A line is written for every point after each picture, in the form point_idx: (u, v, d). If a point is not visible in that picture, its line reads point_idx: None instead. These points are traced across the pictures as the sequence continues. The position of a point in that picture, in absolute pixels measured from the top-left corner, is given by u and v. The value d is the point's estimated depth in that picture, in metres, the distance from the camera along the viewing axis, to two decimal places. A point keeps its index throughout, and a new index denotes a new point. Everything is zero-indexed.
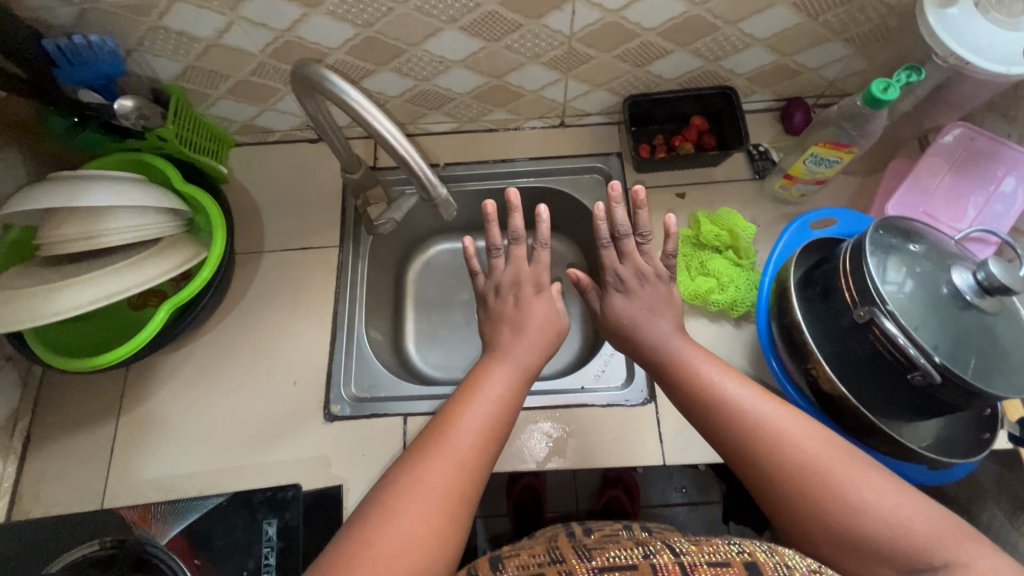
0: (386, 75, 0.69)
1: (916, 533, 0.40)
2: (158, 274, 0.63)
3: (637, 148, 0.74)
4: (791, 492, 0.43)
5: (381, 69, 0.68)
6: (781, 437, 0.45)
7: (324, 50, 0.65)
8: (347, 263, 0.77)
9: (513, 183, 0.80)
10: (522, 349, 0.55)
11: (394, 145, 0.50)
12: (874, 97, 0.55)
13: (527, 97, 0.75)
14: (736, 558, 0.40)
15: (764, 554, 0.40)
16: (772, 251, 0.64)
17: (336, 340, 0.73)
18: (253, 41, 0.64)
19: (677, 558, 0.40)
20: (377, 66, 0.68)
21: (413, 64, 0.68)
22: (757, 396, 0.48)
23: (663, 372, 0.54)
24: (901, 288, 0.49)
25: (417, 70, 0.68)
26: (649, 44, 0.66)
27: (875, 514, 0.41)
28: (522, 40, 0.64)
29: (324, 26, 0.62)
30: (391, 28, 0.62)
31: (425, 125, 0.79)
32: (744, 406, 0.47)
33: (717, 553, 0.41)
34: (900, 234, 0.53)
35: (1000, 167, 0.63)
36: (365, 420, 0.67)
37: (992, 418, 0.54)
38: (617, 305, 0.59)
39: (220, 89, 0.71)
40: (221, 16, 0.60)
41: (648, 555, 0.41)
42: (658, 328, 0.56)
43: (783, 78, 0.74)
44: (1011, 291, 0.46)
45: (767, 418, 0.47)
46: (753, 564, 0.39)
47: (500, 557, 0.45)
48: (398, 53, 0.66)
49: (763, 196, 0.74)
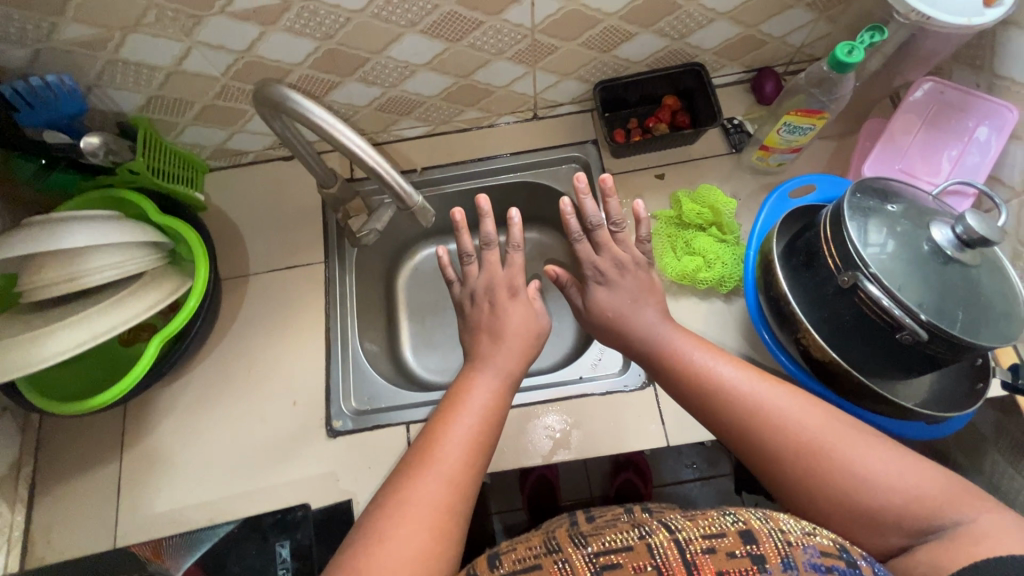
0: (352, 86, 0.69)
1: (922, 497, 0.41)
2: (145, 309, 0.63)
3: (611, 133, 0.74)
4: (791, 474, 0.44)
5: (347, 80, 0.67)
6: (774, 420, 0.46)
7: (286, 66, 0.64)
8: (334, 278, 0.77)
9: (492, 180, 0.80)
10: (505, 357, 0.55)
11: (364, 158, 0.49)
12: (839, 62, 0.54)
13: (497, 94, 0.74)
14: (730, 528, 0.41)
15: (755, 520, 0.42)
16: (755, 223, 0.64)
17: (331, 356, 0.72)
18: (214, 65, 0.63)
19: (674, 534, 0.41)
20: (342, 77, 0.67)
21: (378, 72, 0.67)
22: (747, 380, 0.48)
23: (655, 363, 0.55)
24: (883, 249, 0.49)
25: (383, 77, 0.68)
26: (612, 28, 0.66)
27: (879, 485, 0.42)
28: (485, 37, 0.64)
29: (284, 43, 0.61)
30: (351, 39, 0.62)
31: (398, 131, 0.78)
32: (736, 392, 0.48)
33: (714, 524, 0.42)
34: (876, 196, 0.53)
35: (971, 118, 0.62)
36: (368, 433, 0.67)
37: (984, 368, 0.54)
38: (600, 298, 0.59)
39: (187, 116, 0.70)
40: (178, 43, 0.60)
41: (644, 536, 0.41)
42: (647, 316, 0.57)
43: (750, 49, 0.73)
44: (990, 242, 0.46)
45: (756, 395, 0.47)
46: (747, 532, 0.40)
47: (498, 553, 0.44)
48: (361, 62, 0.65)
49: (742, 169, 0.74)
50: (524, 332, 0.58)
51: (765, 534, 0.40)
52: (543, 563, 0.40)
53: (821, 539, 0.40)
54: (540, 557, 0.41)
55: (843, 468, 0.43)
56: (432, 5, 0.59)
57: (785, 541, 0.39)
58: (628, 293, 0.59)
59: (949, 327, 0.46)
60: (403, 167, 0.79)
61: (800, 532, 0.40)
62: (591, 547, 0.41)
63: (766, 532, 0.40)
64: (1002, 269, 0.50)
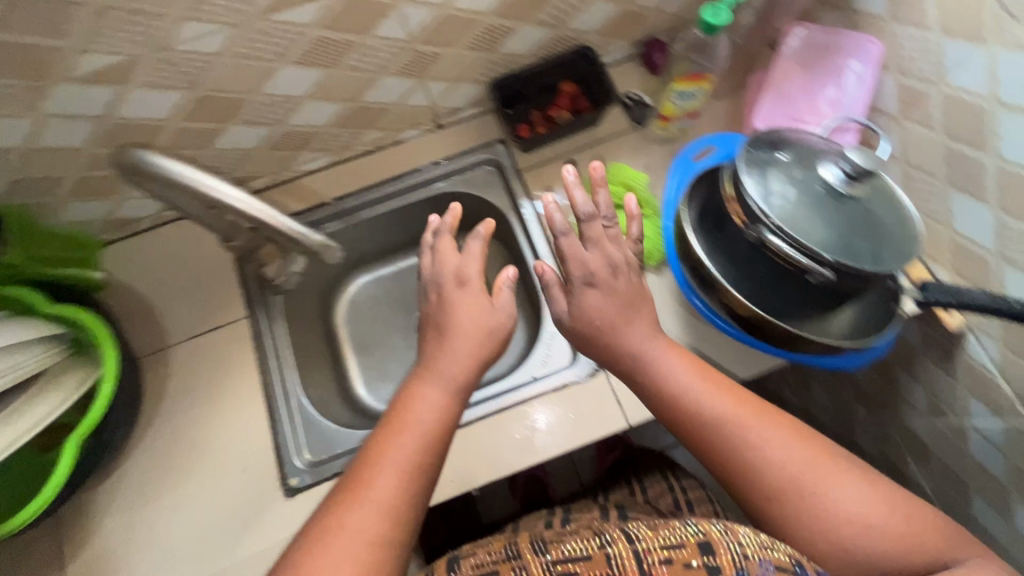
0: (236, 130, 0.65)
1: (925, 547, 0.45)
2: (55, 407, 0.59)
3: (516, 130, 0.73)
4: (798, 519, 0.47)
5: (228, 125, 0.64)
6: (782, 467, 0.48)
7: (157, 123, 0.60)
8: (263, 331, 0.73)
9: (409, 199, 0.77)
10: (449, 362, 0.54)
11: (241, 207, 0.50)
12: (707, 24, 0.61)
13: (392, 112, 0.71)
14: (689, 539, 0.45)
15: (715, 531, 0.46)
16: (671, 197, 0.65)
17: (275, 414, 0.69)
18: (75, 136, 0.58)
19: (632, 543, 0.46)
20: (222, 123, 0.63)
21: (260, 111, 0.64)
22: (755, 424, 0.50)
23: (649, 394, 0.54)
24: (784, 197, 0.51)
25: (265, 117, 0.64)
26: (491, 26, 0.65)
27: (882, 532, 0.45)
28: (362, 57, 0.62)
29: (147, 99, 0.57)
30: (220, 82, 0.58)
31: (301, 166, 0.74)
32: (745, 436, 0.50)
33: (676, 534, 0.46)
34: (769, 146, 0.54)
35: (842, 56, 0.65)
36: (328, 483, 0.65)
37: (896, 290, 0.57)
38: (589, 302, 0.56)
39: (59, 193, 0.64)
40: (25, 119, 0.55)
41: (603, 546, 0.47)
42: (637, 333, 0.55)
43: (632, 25, 0.73)
44: (873, 173, 0.49)
45: (753, 437, 0.49)
46: (705, 543, 0.45)
47: (459, 557, 0.55)
48: (238, 104, 0.62)
49: (650, 141, 0.75)
50: (481, 340, 0.55)
51: (722, 547, 0.44)
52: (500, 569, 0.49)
53: (775, 553, 0.44)
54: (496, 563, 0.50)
55: (824, 510, 0.46)
56: (298, 33, 0.56)
57: (740, 556, 0.43)
58: (614, 304, 0.56)
59: (854, 261, 0.48)
60: (315, 202, 0.75)
61: (755, 545, 0.44)
62: (549, 555, 0.48)
63: (723, 543, 0.44)
64: (894, 192, 0.53)
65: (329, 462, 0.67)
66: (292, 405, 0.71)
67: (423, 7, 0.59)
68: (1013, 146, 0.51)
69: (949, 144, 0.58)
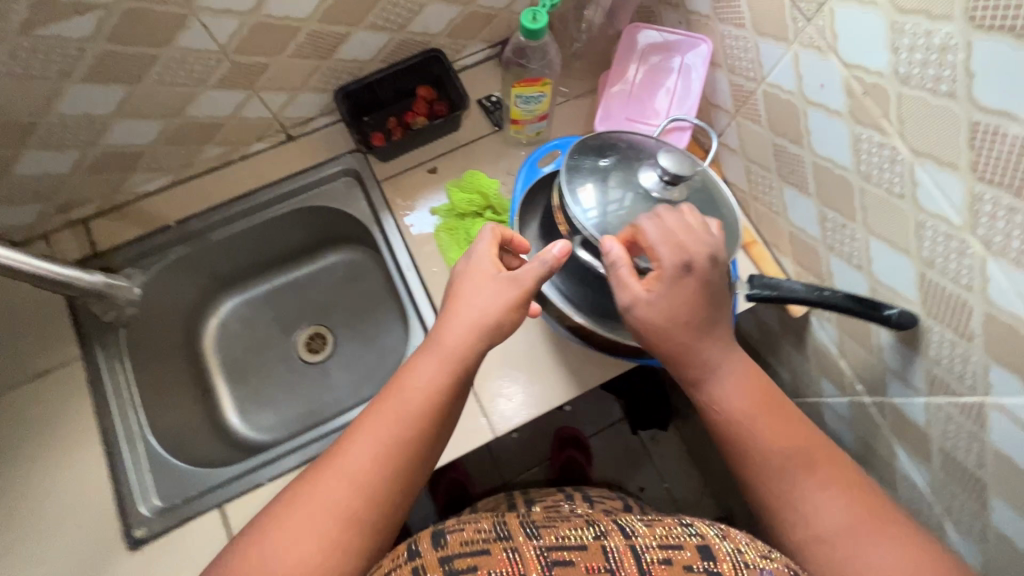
0: (38, 153, 0.67)
1: None
2: None
3: (369, 139, 0.77)
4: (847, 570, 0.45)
5: (27, 147, 0.66)
6: (820, 508, 0.47)
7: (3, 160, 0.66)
8: (100, 377, 0.72)
9: (260, 213, 0.81)
10: (452, 331, 0.53)
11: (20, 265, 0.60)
12: (527, 29, 0.65)
13: (229, 124, 0.76)
14: (689, 542, 0.46)
15: (717, 538, 0.47)
16: (517, 198, 0.70)
17: (116, 462, 0.68)
18: None
19: (628, 538, 0.47)
20: (18, 146, 0.65)
21: (60, 133, 0.66)
22: (797, 465, 0.49)
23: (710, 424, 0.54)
24: (616, 206, 0.55)
25: (70, 137, 0.67)
26: (317, 33, 0.69)
27: None
28: (168, 70, 0.66)
29: None
30: (5, 97, 0.60)
31: (136, 187, 0.77)
32: (795, 471, 0.49)
33: (674, 536, 0.47)
34: (594, 151, 0.59)
35: (678, 55, 0.70)
36: (178, 529, 0.64)
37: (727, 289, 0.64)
38: (675, 293, 0.51)
39: None
40: None
41: (599, 538, 0.47)
42: (717, 343, 0.53)
43: (483, 23, 0.79)
44: (680, 178, 0.54)
45: (810, 475, 0.49)
46: (705, 548, 0.46)
47: (444, 531, 0.49)
48: (30, 126, 0.64)
49: (511, 145, 0.80)
50: (491, 333, 0.53)
51: (725, 555, 0.45)
52: (492, 549, 0.46)
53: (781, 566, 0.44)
54: (486, 544, 0.46)
55: (857, 562, 0.44)
56: (76, 50, 0.60)
57: (744, 562, 0.44)
58: (701, 305, 0.52)
59: None
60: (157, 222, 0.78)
61: (759, 558, 0.45)
62: (543, 541, 0.46)
63: (722, 549, 0.45)
64: (714, 185, 0.58)
65: (179, 504, 0.66)
66: (152, 444, 0.71)
67: (225, 16, 0.63)
68: (823, 143, 0.56)
69: (773, 140, 0.63)
